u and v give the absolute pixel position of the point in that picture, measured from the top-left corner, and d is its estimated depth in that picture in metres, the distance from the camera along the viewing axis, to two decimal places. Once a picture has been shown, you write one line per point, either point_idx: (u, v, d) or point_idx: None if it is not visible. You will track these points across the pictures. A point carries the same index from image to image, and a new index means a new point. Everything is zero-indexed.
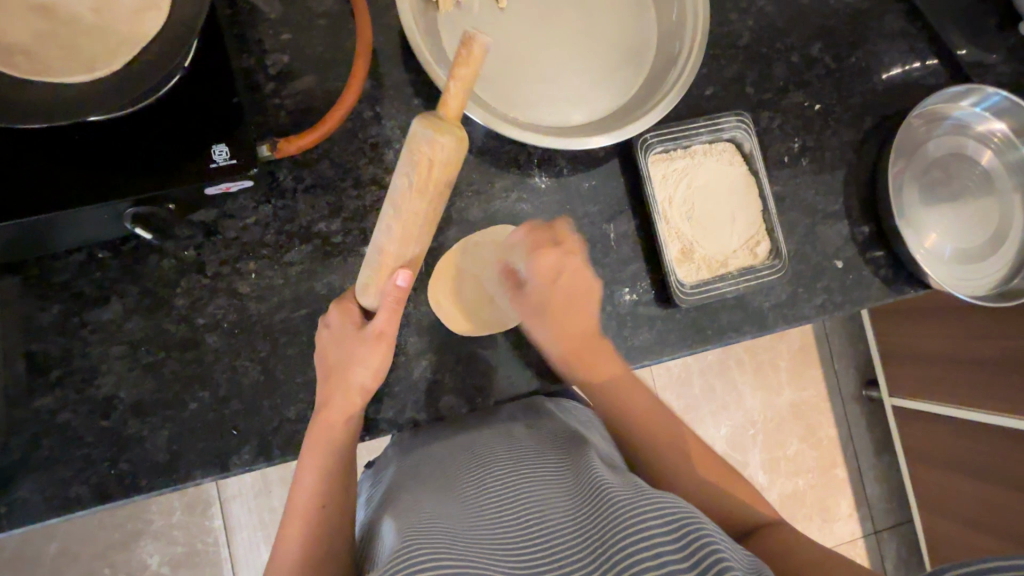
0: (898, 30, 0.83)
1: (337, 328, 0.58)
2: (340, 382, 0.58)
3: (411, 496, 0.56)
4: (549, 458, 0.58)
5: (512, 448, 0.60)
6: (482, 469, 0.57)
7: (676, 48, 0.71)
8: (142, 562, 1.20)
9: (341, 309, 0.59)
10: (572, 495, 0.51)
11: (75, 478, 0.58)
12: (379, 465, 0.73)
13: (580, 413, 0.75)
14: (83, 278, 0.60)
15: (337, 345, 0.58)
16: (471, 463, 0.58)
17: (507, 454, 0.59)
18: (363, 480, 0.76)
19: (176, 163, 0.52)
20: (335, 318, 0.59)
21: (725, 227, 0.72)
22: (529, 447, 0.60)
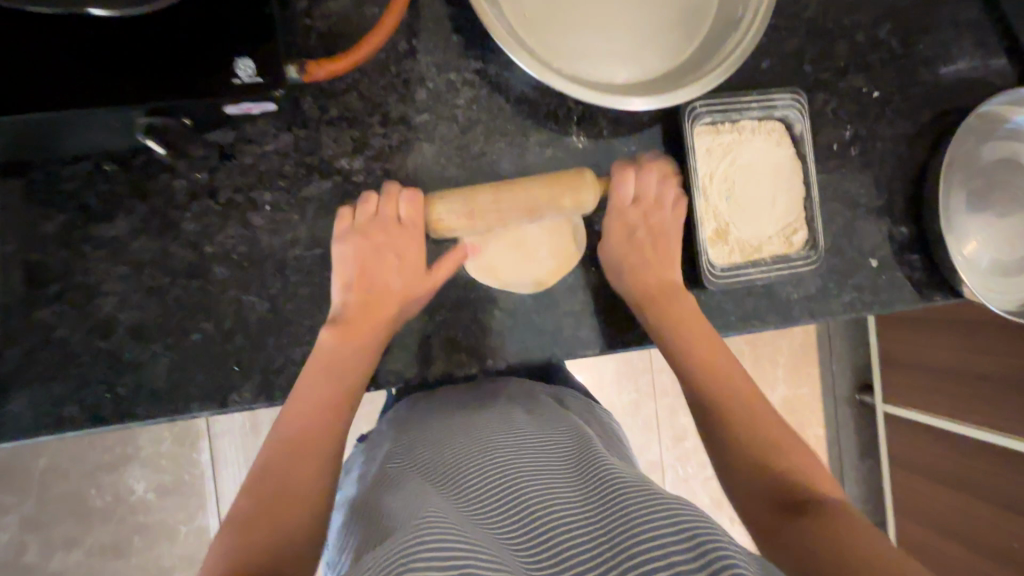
0: (972, 20, 0.77)
1: (380, 224, 0.59)
2: (389, 300, 0.59)
3: (407, 475, 0.54)
4: (551, 442, 0.56)
5: (512, 428, 0.58)
6: (481, 448, 0.55)
7: (739, 12, 0.66)
8: (130, 486, 1.21)
9: (409, 203, 0.60)
10: (575, 487, 0.49)
11: (70, 397, 0.56)
12: (370, 442, 0.70)
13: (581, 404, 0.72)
14: (88, 189, 0.56)
15: (380, 239, 0.59)
16: (470, 441, 0.57)
17: (507, 434, 0.57)
18: (356, 454, 0.72)
19: (192, 72, 0.48)
20: (381, 200, 0.60)
21: (764, 211, 0.69)
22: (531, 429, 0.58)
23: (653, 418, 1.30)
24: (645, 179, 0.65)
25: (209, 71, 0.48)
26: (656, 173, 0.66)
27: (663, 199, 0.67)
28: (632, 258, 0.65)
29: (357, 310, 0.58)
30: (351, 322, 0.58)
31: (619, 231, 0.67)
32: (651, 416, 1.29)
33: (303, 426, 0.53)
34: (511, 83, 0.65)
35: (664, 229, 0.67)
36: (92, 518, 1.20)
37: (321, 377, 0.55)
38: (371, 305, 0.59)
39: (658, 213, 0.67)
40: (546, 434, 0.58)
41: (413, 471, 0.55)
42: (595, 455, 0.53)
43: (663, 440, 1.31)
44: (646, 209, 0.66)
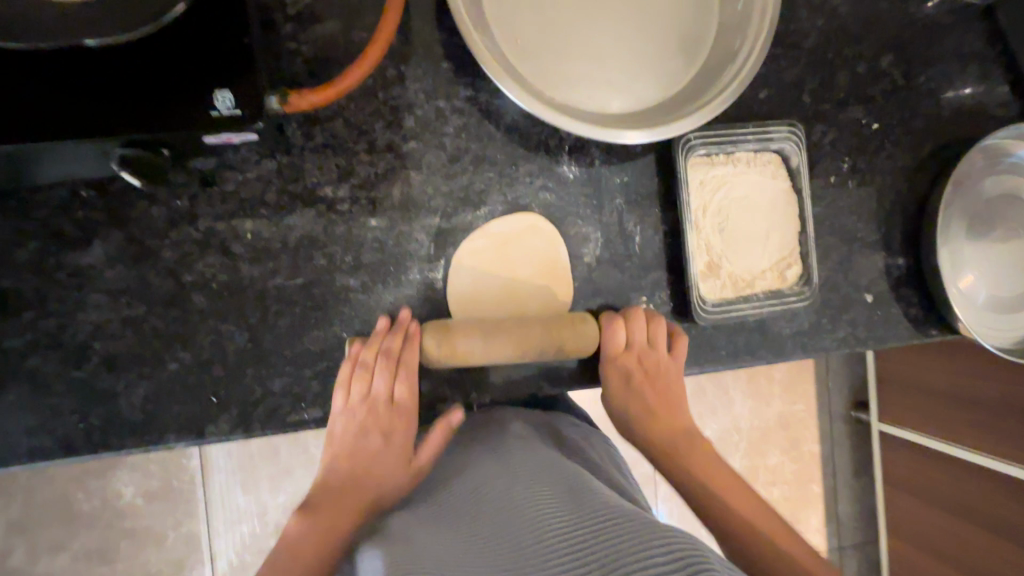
0: (976, 51, 0.76)
1: (375, 369, 0.57)
2: (397, 417, 0.58)
3: (400, 526, 0.50)
4: (553, 479, 0.52)
5: (513, 469, 0.54)
6: (481, 499, 0.51)
7: (737, 43, 0.65)
8: (116, 493, 1.20)
9: (398, 340, 0.58)
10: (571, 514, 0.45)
11: (42, 427, 0.55)
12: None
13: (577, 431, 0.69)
14: (64, 216, 0.55)
15: (365, 411, 0.57)
16: (471, 492, 0.53)
17: (508, 478, 0.53)
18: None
19: (176, 106, 0.47)
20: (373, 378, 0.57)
21: (758, 245, 0.67)
22: (531, 468, 0.54)
23: None
24: (633, 333, 0.62)
25: (187, 104, 0.47)
26: (643, 321, 0.63)
27: (656, 341, 0.63)
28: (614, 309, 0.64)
29: (369, 416, 0.57)
30: (361, 428, 0.57)
31: (614, 373, 0.63)
32: None
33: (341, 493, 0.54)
34: (502, 111, 0.63)
35: (662, 370, 0.63)
36: (78, 525, 1.19)
37: (352, 435, 0.57)
38: (392, 411, 0.58)
39: (655, 354, 0.63)
40: (547, 472, 0.53)
41: (408, 524, 0.50)
42: (593, 488, 0.49)
43: None
44: (641, 353, 0.62)
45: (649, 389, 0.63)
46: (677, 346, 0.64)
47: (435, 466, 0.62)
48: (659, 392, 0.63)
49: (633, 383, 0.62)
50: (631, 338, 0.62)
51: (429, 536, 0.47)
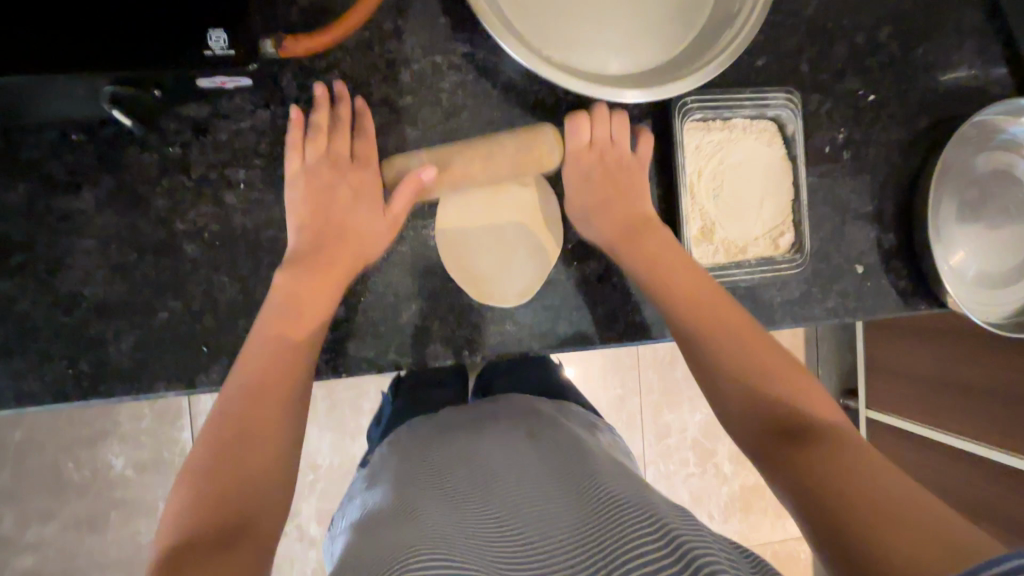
0: (974, 27, 0.76)
1: (337, 246, 0.57)
2: (350, 242, 0.57)
3: (404, 495, 0.50)
4: (561, 477, 0.53)
5: (521, 465, 0.55)
6: (487, 483, 0.52)
7: (736, 7, 0.65)
8: (107, 460, 1.20)
9: (365, 137, 0.59)
10: (577, 513, 0.47)
11: (31, 372, 0.54)
12: (370, 468, 0.64)
13: (581, 419, 0.71)
14: (54, 160, 0.55)
15: (334, 176, 0.58)
16: (473, 473, 0.54)
17: (516, 472, 0.54)
18: (357, 483, 0.65)
19: (170, 44, 0.46)
20: (342, 258, 0.57)
21: (751, 212, 0.67)
22: (539, 466, 0.55)
23: (636, 414, 1.30)
24: (600, 138, 0.64)
25: (179, 41, 0.46)
26: (605, 119, 0.64)
27: (617, 139, 0.65)
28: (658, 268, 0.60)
29: (322, 221, 0.57)
30: (332, 243, 0.57)
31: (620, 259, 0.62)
32: (634, 411, 1.29)
33: (265, 347, 0.51)
34: (499, 69, 0.63)
35: (623, 164, 0.65)
36: (67, 491, 1.19)
37: (289, 302, 0.53)
38: (339, 251, 0.57)
39: (618, 149, 0.65)
40: (555, 468, 0.54)
41: (411, 493, 0.51)
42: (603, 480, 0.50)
43: (644, 436, 1.31)
44: (603, 149, 0.64)
45: (615, 202, 0.64)
46: (660, 226, 0.63)
47: (433, 432, 0.65)
48: (616, 189, 0.64)
49: (595, 183, 0.64)
50: (594, 132, 0.64)
51: (431, 505, 0.48)
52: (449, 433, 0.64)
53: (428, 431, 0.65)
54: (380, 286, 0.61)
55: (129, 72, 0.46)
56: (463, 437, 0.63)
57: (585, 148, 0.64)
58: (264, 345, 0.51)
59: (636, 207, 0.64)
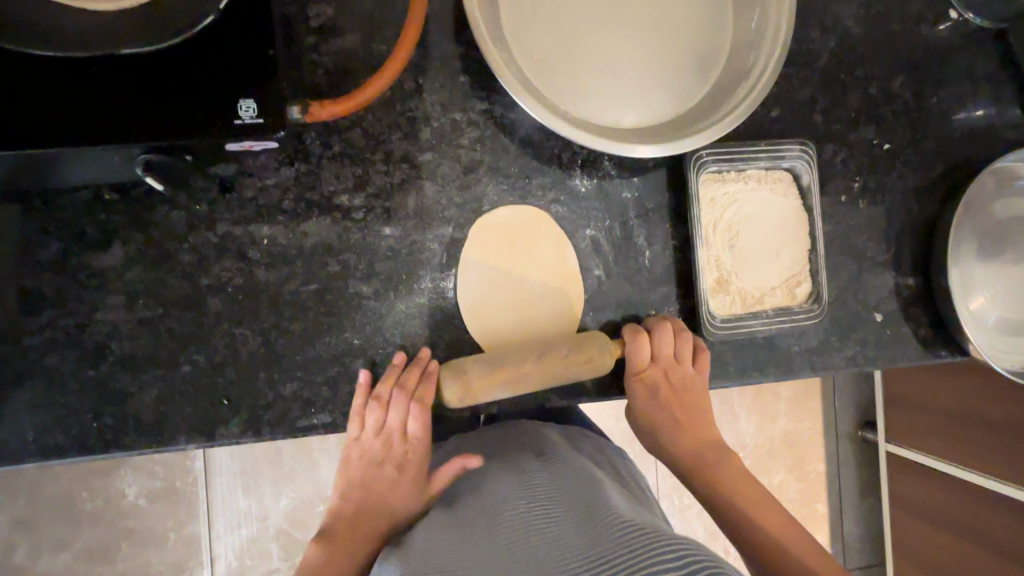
0: (988, 74, 0.76)
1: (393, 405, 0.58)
2: (398, 491, 0.60)
3: (420, 538, 0.50)
4: (569, 496, 0.51)
5: (527, 480, 0.54)
6: (494, 507, 0.51)
7: (750, 60, 0.66)
8: (121, 493, 1.20)
9: (416, 378, 0.59)
10: (581, 528, 0.45)
11: (56, 425, 0.55)
12: (384, 504, 0.61)
13: (592, 443, 0.69)
14: (87, 218, 0.56)
15: (399, 410, 0.58)
16: (484, 501, 0.53)
17: (521, 488, 0.53)
18: (368, 511, 0.64)
19: (202, 113, 0.48)
20: (388, 412, 0.58)
21: (767, 262, 0.68)
22: (547, 482, 0.53)
23: None
24: (660, 347, 0.63)
25: (210, 111, 0.48)
26: (670, 337, 0.63)
27: (683, 360, 0.64)
28: (670, 424, 0.65)
29: (382, 449, 0.60)
30: (376, 460, 0.60)
31: (641, 388, 0.64)
32: (647, 446, 1.28)
33: (344, 507, 0.60)
34: (517, 124, 0.64)
35: (687, 384, 0.65)
36: (81, 523, 1.19)
37: (373, 441, 0.60)
38: (373, 455, 0.60)
39: (681, 369, 0.64)
40: (561, 486, 0.53)
41: (427, 536, 0.50)
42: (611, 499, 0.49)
43: (658, 473, 1.29)
44: (667, 367, 0.63)
45: (682, 390, 0.65)
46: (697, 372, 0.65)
47: (448, 458, 0.64)
48: (681, 420, 0.65)
49: (659, 397, 0.64)
50: (656, 353, 0.63)
51: (442, 543, 0.47)
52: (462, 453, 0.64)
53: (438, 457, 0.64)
54: (398, 337, 0.62)
55: (164, 139, 0.47)
56: (471, 460, 0.61)
57: (644, 376, 0.64)
58: (354, 467, 0.61)
59: (693, 415, 0.66)
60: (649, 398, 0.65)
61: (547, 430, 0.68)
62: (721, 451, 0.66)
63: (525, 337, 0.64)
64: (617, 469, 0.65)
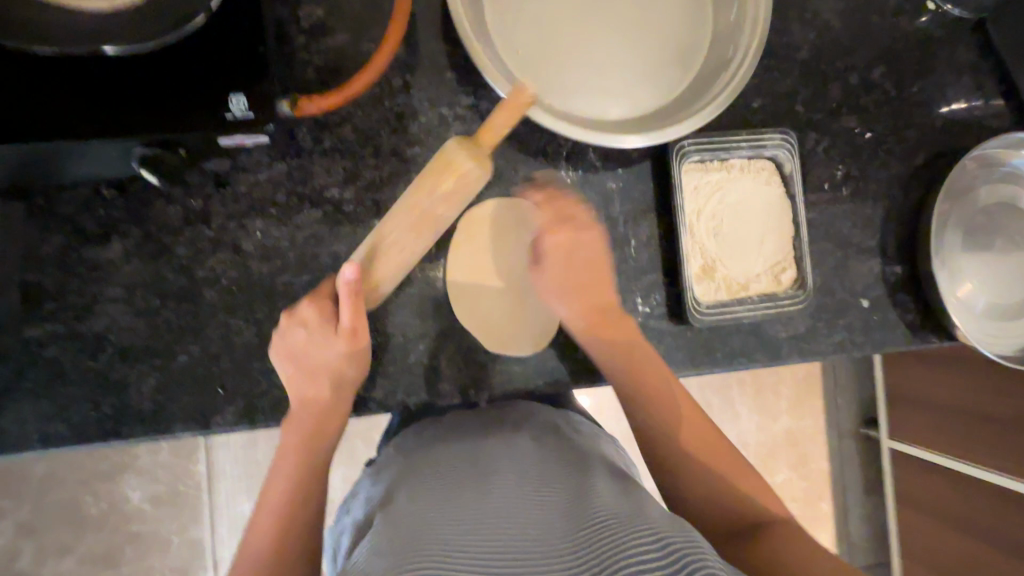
0: (968, 63, 0.78)
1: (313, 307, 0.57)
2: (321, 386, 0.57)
3: (405, 495, 0.51)
4: (558, 480, 0.51)
5: (519, 457, 0.54)
6: (484, 475, 0.51)
7: (730, 52, 0.67)
8: (125, 496, 1.22)
9: (351, 307, 0.55)
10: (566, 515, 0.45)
11: (57, 415, 0.57)
12: (376, 468, 0.64)
13: (583, 424, 0.70)
14: (87, 214, 0.58)
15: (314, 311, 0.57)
16: (472, 466, 0.53)
17: (511, 463, 0.53)
18: (361, 479, 0.66)
19: (196, 108, 0.50)
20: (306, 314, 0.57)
21: (752, 249, 0.69)
22: (539, 462, 0.54)
23: None
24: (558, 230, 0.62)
25: (203, 105, 0.50)
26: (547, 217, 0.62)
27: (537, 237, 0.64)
28: (573, 290, 0.63)
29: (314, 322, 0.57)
30: (313, 426, 0.57)
31: (556, 252, 0.62)
32: None
33: (287, 488, 0.56)
34: None
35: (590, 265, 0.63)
36: (85, 527, 1.20)
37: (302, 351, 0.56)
38: (306, 404, 0.57)
39: (580, 246, 0.63)
40: (552, 469, 0.53)
41: (411, 493, 0.50)
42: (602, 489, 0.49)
43: None
44: (571, 233, 0.62)
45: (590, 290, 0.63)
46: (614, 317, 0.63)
47: (440, 429, 0.64)
48: (574, 283, 0.63)
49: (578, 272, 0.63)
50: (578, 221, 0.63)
51: (424, 503, 0.48)
52: (455, 421, 0.65)
53: (431, 426, 0.66)
54: (388, 327, 0.63)
55: (158, 135, 0.49)
56: (463, 429, 0.63)
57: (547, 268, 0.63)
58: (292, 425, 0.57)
59: (605, 298, 0.63)
60: (549, 261, 0.63)
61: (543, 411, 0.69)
62: (662, 393, 0.62)
63: (512, 323, 0.65)
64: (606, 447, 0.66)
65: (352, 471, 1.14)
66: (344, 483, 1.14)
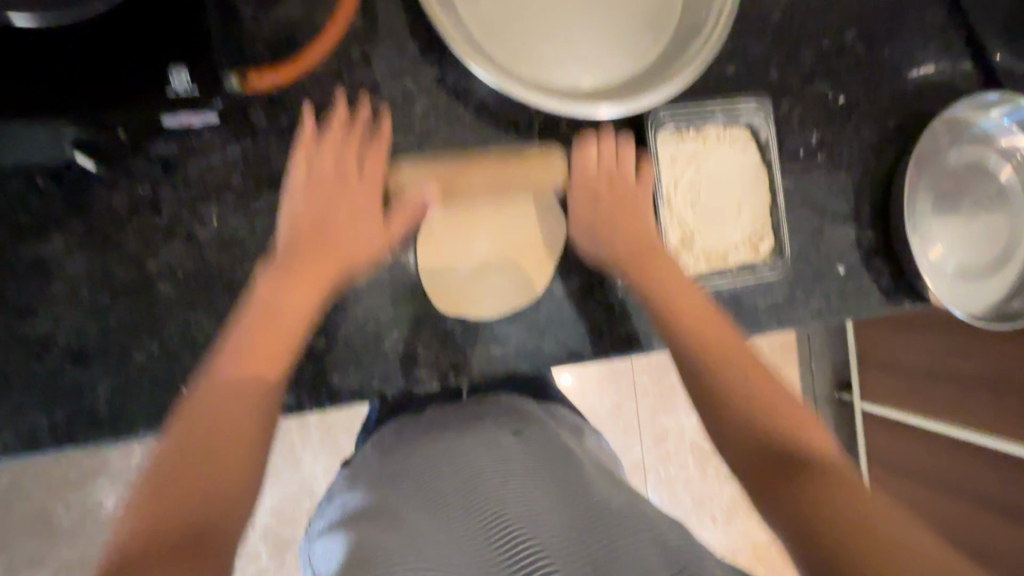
0: (937, 24, 0.77)
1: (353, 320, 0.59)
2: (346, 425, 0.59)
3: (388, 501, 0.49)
4: (547, 477, 0.51)
5: (505, 454, 0.53)
6: (471, 477, 0.50)
7: (703, 16, 0.65)
8: (98, 502, 1.17)
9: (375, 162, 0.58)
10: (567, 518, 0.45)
11: (5, 423, 0.53)
12: (354, 465, 0.62)
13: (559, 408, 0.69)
14: (21, 206, 0.54)
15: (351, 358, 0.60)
16: (458, 467, 0.51)
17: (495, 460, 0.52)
18: (336, 479, 0.65)
19: (131, 86, 0.46)
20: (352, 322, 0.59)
21: (729, 219, 0.68)
22: (524, 457, 0.53)
23: (635, 421, 1.30)
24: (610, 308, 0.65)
25: (140, 82, 0.45)
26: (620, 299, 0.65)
27: (623, 159, 0.64)
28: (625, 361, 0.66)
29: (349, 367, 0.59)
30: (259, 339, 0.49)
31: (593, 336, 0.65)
32: (632, 419, 1.29)
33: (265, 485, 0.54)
34: (470, 90, 0.63)
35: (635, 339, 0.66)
36: (58, 536, 1.16)
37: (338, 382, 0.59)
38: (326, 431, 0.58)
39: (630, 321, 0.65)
40: (542, 469, 0.52)
41: (396, 499, 0.49)
42: (596, 493, 0.48)
43: (644, 445, 1.30)
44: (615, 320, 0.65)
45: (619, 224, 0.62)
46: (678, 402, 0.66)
47: (421, 426, 0.62)
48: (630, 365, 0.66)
49: (602, 202, 0.63)
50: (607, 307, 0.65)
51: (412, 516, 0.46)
52: (435, 417, 0.64)
53: (412, 427, 0.63)
54: (361, 315, 0.60)
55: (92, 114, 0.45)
56: (441, 426, 0.61)
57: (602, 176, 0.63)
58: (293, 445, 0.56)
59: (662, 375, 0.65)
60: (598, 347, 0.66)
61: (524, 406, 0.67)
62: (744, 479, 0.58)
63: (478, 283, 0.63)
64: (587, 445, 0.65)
65: (334, 460, 1.12)
66: (327, 474, 1.12)
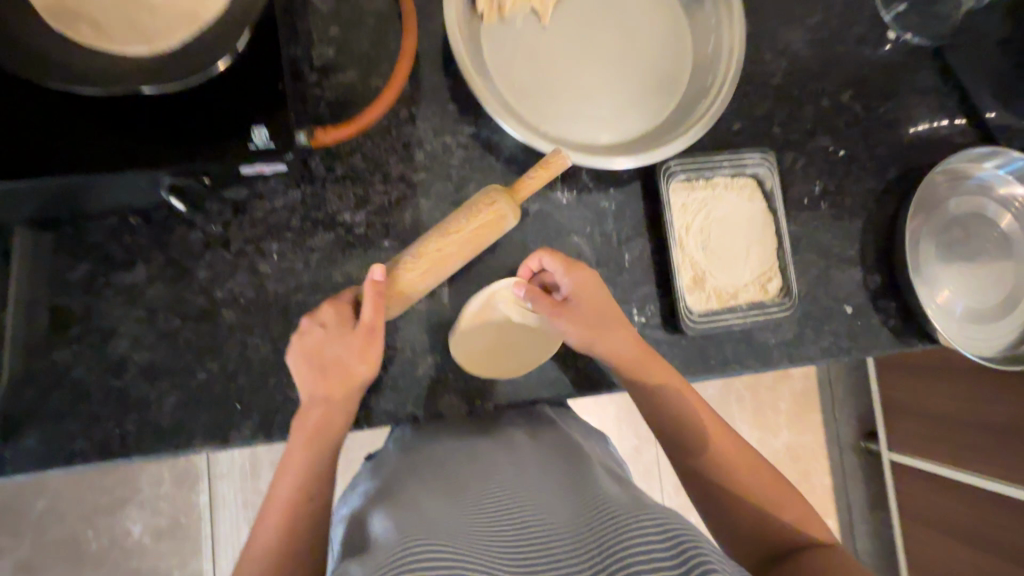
0: (930, 86, 0.84)
1: (339, 310, 0.59)
2: (338, 386, 0.58)
3: (405, 495, 0.53)
4: (555, 480, 0.54)
5: (516, 459, 0.56)
6: (482, 478, 0.53)
7: (709, 80, 0.73)
8: (127, 529, 1.21)
9: (372, 307, 0.57)
10: (574, 510, 0.48)
11: (81, 433, 0.59)
12: (379, 463, 0.66)
13: (575, 424, 0.73)
14: (114, 240, 0.62)
15: (329, 340, 0.58)
16: (472, 471, 0.55)
17: (510, 466, 0.55)
18: (360, 473, 0.70)
19: (220, 140, 0.54)
20: (326, 326, 0.59)
21: (739, 261, 0.73)
22: (535, 463, 0.56)
23: (653, 465, 1.31)
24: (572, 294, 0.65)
25: (228, 137, 0.54)
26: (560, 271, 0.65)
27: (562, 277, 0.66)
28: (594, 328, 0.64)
29: (333, 313, 0.59)
30: (314, 445, 0.57)
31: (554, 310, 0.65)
32: (650, 463, 1.30)
33: (290, 488, 0.56)
34: (501, 144, 0.71)
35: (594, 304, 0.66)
36: (86, 563, 1.19)
37: (332, 342, 0.58)
38: (325, 408, 0.57)
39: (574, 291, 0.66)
40: (545, 470, 0.55)
41: (409, 494, 0.52)
42: (598, 485, 0.51)
43: (662, 488, 1.30)
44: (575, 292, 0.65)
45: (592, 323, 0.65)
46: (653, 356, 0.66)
47: (440, 433, 0.66)
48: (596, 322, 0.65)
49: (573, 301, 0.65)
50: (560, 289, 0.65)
51: (428, 503, 0.49)
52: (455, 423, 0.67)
53: (428, 426, 0.68)
54: (397, 341, 0.66)
55: (184, 164, 0.53)
56: (460, 436, 0.65)
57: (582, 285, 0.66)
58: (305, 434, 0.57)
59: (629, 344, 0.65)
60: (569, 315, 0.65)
61: (541, 413, 0.71)
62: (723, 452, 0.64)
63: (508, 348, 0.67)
64: (598, 446, 0.69)
65: None
66: None
